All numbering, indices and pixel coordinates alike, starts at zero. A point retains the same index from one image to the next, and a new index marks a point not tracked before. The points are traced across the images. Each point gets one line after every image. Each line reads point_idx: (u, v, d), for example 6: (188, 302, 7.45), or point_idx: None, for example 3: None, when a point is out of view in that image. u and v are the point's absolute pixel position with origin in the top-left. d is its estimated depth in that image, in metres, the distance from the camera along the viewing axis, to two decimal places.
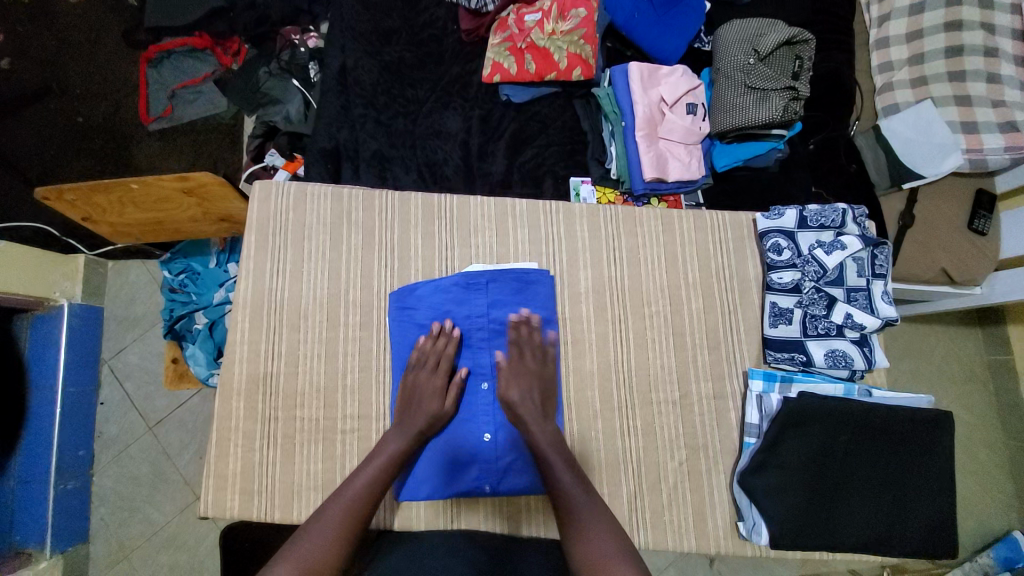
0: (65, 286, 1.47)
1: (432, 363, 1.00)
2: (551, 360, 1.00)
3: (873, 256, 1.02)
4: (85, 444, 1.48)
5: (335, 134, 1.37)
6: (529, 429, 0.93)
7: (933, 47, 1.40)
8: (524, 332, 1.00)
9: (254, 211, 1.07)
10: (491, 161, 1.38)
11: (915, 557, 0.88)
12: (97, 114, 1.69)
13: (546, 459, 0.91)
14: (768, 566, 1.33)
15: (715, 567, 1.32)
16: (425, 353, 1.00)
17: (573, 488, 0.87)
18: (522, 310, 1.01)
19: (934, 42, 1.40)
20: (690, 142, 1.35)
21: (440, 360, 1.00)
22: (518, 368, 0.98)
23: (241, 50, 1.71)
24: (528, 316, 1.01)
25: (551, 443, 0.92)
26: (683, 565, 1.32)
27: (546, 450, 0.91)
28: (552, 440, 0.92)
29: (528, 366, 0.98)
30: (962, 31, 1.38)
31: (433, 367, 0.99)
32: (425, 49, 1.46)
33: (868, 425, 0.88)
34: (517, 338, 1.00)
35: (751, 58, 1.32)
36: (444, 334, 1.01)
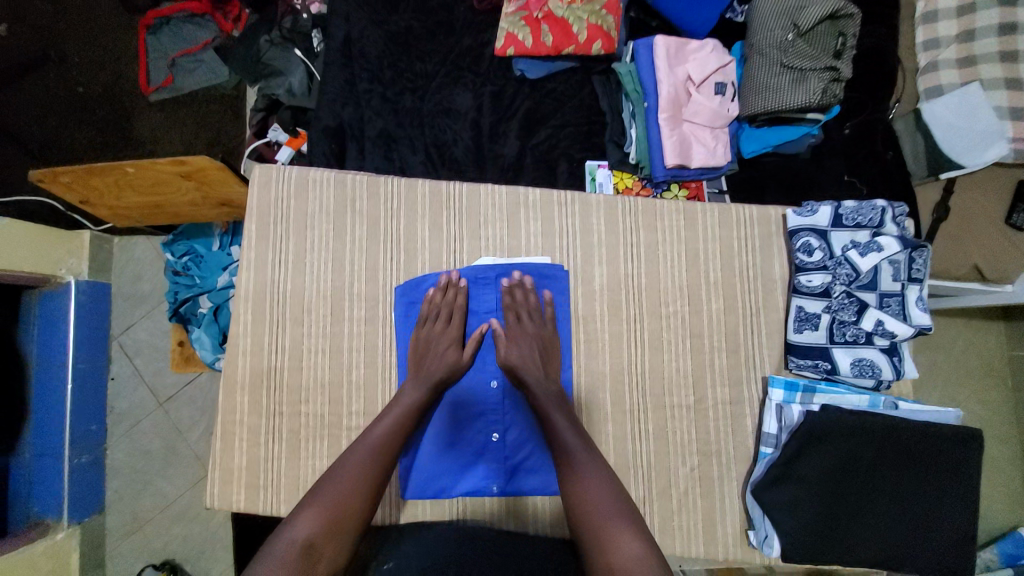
0: (71, 263, 1.46)
1: (443, 318, 0.98)
2: (551, 322, 0.98)
3: (910, 260, 0.94)
4: (97, 419, 1.50)
5: (339, 111, 1.29)
6: (530, 388, 0.91)
7: (986, 23, 1.25)
8: (519, 296, 0.98)
9: (253, 199, 1.02)
10: (503, 143, 1.30)
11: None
12: (96, 82, 1.62)
13: (548, 416, 0.89)
14: None
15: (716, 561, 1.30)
16: (434, 308, 0.98)
17: (573, 443, 0.86)
18: (514, 273, 1.00)
19: (987, 18, 1.25)
20: (717, 125, 1.25)
21: (446, 310, 0.98)
22: (517, 332, 0.96)
23: (241, 16, 1.62)
24: (521, 279, 0.99)
25: (552, 400, 0.91)
26: None
27: (549, 405, 0.90)
28: (554, 397, 0.91)
29: (528, 329, 0.97)
30: (1019, 6, 1.23)
31: (445, 321, 0.98)
32: (435, 17, 1.35)
33: (896, 441, 0.84)
34: (512, 302, 0.98)
35: (789, 34, 1.20)
36: (452, 285, 0.99)
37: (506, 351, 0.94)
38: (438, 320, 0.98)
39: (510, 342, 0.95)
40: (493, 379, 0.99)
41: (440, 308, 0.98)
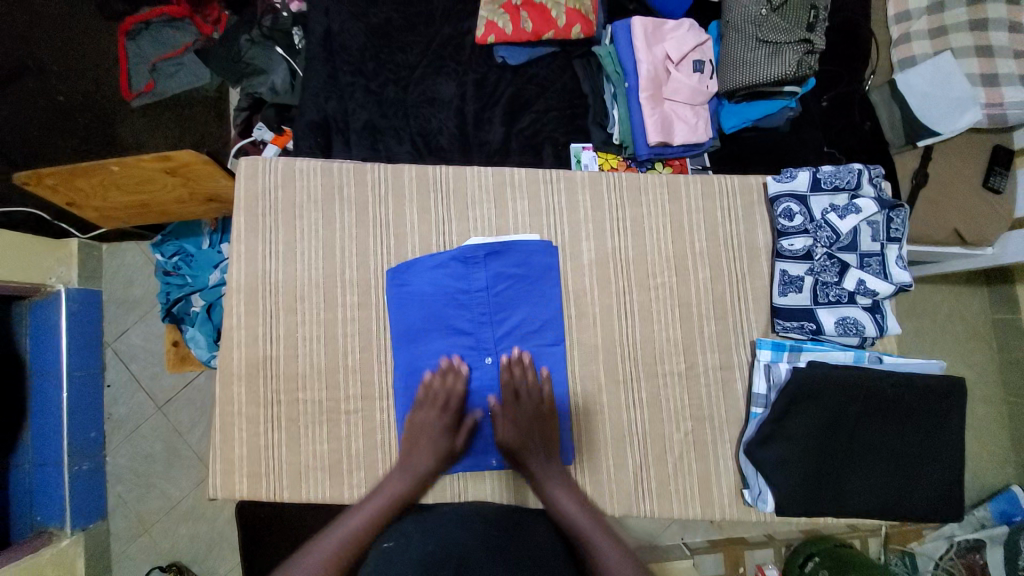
0: (61, 271, 1.44)
1: (440, 403, 0.96)
2: (548, 400, 0.96)
3: (888, 219, 0.97)
4: (95, 426, 1.49)
5: (323, 105, 1.30)
6: (533, 472, 0.92)
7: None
8: (517, 372, 0.96)
9: (241, 189, 1.03)
10: (489, 129, 1.32)
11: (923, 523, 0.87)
12: (78, 89, 1.61)
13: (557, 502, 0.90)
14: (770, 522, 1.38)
15: (716, 525, 1.38)
16: (433, 394, 0.96)
17: (590, 527, 0.86)
18: (514, 350, 0.98)
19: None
20: (697, 102, 1.27)
21: (442, 397, 0.96)
22: (513, 412, 0.94)
23: (221, 17, 1.62)
24: (520, 355, 0.97)
25: (562, 485, 0.92)
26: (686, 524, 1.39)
27: (557, 488, 0.91)
28: (562, 481, 0.92)
29: (525, 409, 0.95)
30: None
31: (440, 408, 0.95)
32: (415, 8, 1.36)
33: (880, 393, 0.85)
34: (509, 380, 0.96)
35: (763, 9, 1.22)
36: (452, 370, 0.98)
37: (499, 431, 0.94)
38: (432, 405, 0.96)
39: (509, 421, 0.94)
40: (487, 357, 0.99)
41: (435, 392, 0.96)
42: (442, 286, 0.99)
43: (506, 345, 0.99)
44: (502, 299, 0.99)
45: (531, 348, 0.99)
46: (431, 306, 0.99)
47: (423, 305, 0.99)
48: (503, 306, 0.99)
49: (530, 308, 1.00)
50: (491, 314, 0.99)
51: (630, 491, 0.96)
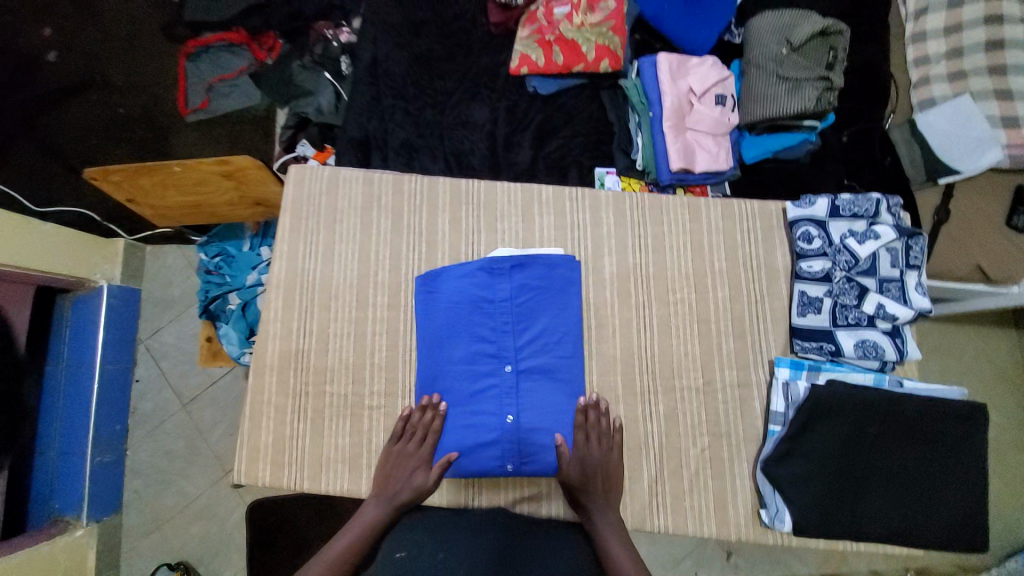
0: (105, 269, 1.54)
1: (418, 436, 0.97)
2: (616, 449, 0.96)
3: (907, 247, 1.01)
4: (121, 419, 1.55)
5: (365, 124, 1.40)
6: (592, 518, 0.92)
7: (973, 41, 1.33)
8: (593, 417, 0.96)
9: (288, 194, 1.11)
10: (518, 152, 1.39)
11: (939, 548, 0.89)
12: (136, 104, 1.77)
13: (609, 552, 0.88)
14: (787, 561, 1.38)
15: (732, 560, 1.38)
16: (412, 427, 0.98)
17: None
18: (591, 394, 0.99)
19: (974, 36, 1.33)
20: (718, 133, 1.33)
21: (419, 430, 0.97)
22: (585, 456, 0.94)
23: (275, 45, 1.77)
24: (597, 401, 0.98)
25: (616, 535, 0.90)
26: (700, 557, 1.38)
27: (611, 540, 0.89)
28: (617, 532, 0.91)
29: (594, 455, 0.94)
30: (1004, 26, 1.32)
31: (417, 442, 0.96)
32: (454, 41, 1.47)
33: (897, 418, 0.89)
34: (584, 423, 0.96)
35: (783, 49, 1.30)
36: (431, 407, 0.98)
37: (568, 474, 0.92)
38: (409, 438, 0.97)
39: (575, 461, 0.94)
40: (507, 364, 0.98)
41: (413, 425, 0.98)
42: (469, 295, 1.01)
43: (527, 353, 0.99)
44: (526, 309, 1.01)
45: (552, 358, 0.99)
46: (457, 311, 1.01)
47: (449, 310, 1.01)
48: (525, 315, 1.00)
49: (552, 318, 1.01)
50: (514, 323, 1.00)
51: (644, 504, 0.96)
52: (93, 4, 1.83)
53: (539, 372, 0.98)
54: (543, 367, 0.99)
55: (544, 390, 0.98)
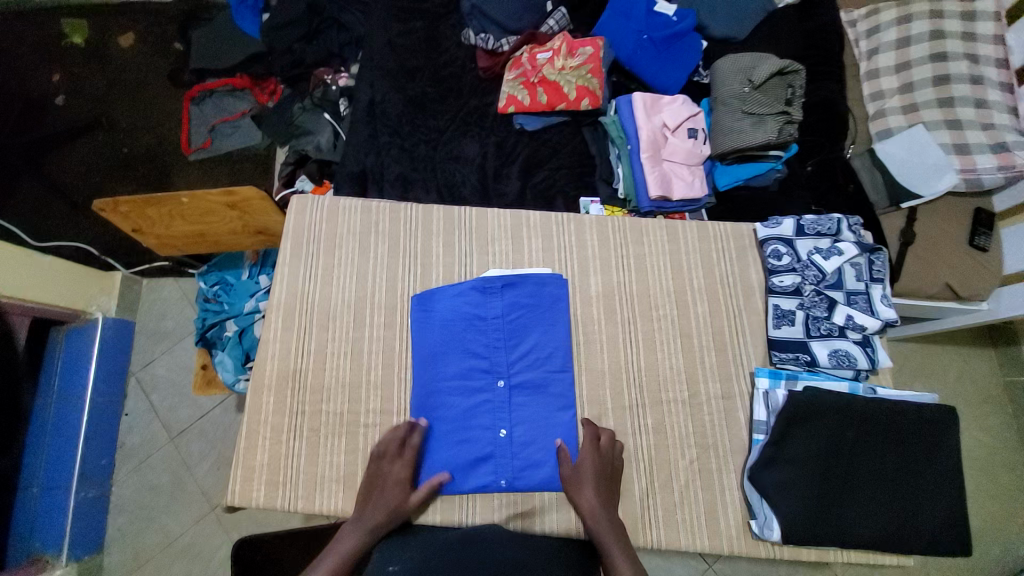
0: (102, 300, 1.57)
1: (394, 452, 0.98)
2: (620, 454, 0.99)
3: (870, 261, 1.08)
4: (107, 454, 1.52)
5: (363, 159, 1.49)
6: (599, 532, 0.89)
7: (922, 76, 1.46)
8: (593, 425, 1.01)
9: (290, 222, 1.17)
10: (506, 183, 1.48)
11: (924, 553, 0.91)
12: (139, 144, 1.85)
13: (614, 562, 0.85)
14: None
15: None
16: (387, 442, 0.98)
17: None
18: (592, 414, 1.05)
19: (922, 72, 1.46)
20: (692, 163, 1.44)
21: (394, 445, 0.98)
22: (594, 455, 0.96)
23: (276, 90, 1.86)
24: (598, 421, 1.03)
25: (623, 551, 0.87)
26: None
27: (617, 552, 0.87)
28: (624, 547, 0.88)
29: (600, 456, 0.96)
30: (948, 62, 1.44)
31: (393, 458, 0.97)
32: (445, 85, 1.59)
33: (874, 421, 0.93)
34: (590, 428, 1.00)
35: (746, 87, 1.43)
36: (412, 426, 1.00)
37: (574, 475, 0.95)
38: (385, 453, 0.98)
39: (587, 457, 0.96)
40: (499, 379, 1.03)
41: (390, 441, 0.98)
42: (461, 313, 1.06)
43: (518, 366, 1.03)
44: (517, 325, 1.06)
45: (544, 372, 1.03)
46: (451, 329, 1.05)
47: (443, 329, 1.05)
48: (516, 332, 1.05)
49: (542, 334, 1.06)
50: (505, 339, 1.05)
51: (636, 517, 0.97)
52: (105, 55, 1.96)
53: (531, 385, 1.03)
54: (535, 381, 1.03)
55: (537, 401, 1.02)
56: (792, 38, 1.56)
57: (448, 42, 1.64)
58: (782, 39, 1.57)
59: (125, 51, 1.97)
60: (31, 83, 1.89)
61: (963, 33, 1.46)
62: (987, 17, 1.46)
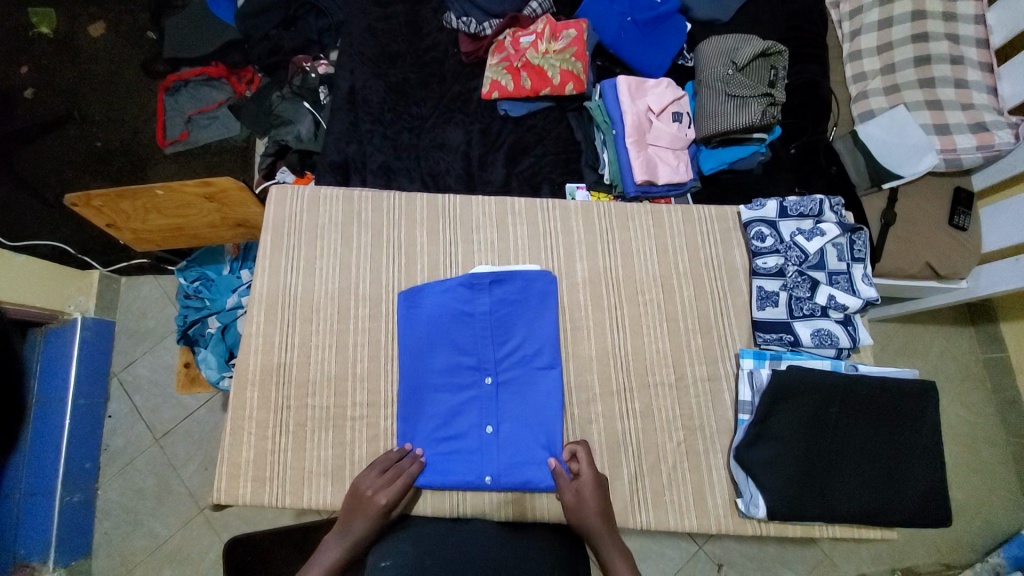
0: (80, 300, 1.52)
1: (387, 477, 0.93)
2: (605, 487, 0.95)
3: (851, 242, 1.10)
4: (91, 457, 1.49)
5: (344, 148, 1.45)
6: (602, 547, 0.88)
7: (903, 57, 1.46)
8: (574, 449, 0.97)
9: (270, 213, 1.15)
10: (491, 171, 1.45)
11: (908, 525, 0.94)
12: (113, 137, 1.80)
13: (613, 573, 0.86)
14: (776, 569, 1.42)
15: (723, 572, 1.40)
16: (381, 464, 0.95)
17: None
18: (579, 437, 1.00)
19: (904, 53, 1.46)
20: (677, 147, 1.43)
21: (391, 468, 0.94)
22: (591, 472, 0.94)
23: (254, 79, 1.82)
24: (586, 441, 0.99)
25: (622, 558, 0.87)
26: (691, 570, 1.40)
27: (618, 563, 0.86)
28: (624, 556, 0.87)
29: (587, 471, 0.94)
30: (929, 42, 1.44)
31: (385, 480, 0.93)
32: (428, 70, 1.56)
33: (856, 397, 0.95)
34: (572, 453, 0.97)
35: (729, 70, 1.42)
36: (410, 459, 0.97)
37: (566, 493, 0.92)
38: (379, 473, 0.94)
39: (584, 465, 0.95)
40: (487, 376, 1.02)
41: (389, 462, 0.96)
42: (449, 309, 1.05)
43: (505, 364, 1.03)
44: (505, 322, 1.04)
45: (531, 369, 1.02)
46: (439, 325, 1.04)
47: (430, 324, 1.04)
48: (503, 329, 1.04)
49: (529, 330, 1.04)
50: (493, 336, 1.03)
51: (625, 501, 0.98)
52: (73, 43, 1.88)
53: (518, 383, 1.02)
54: (522, 379, 1.02)
55: (524, 400, 1.01)
56: (775, 21, 1.56)
57: (429, 26, 1.59)
58: (765, 21, 1.56)
59: (94, 40, 1.89)
60: None
61: (944, 12, 1.46)
62: None
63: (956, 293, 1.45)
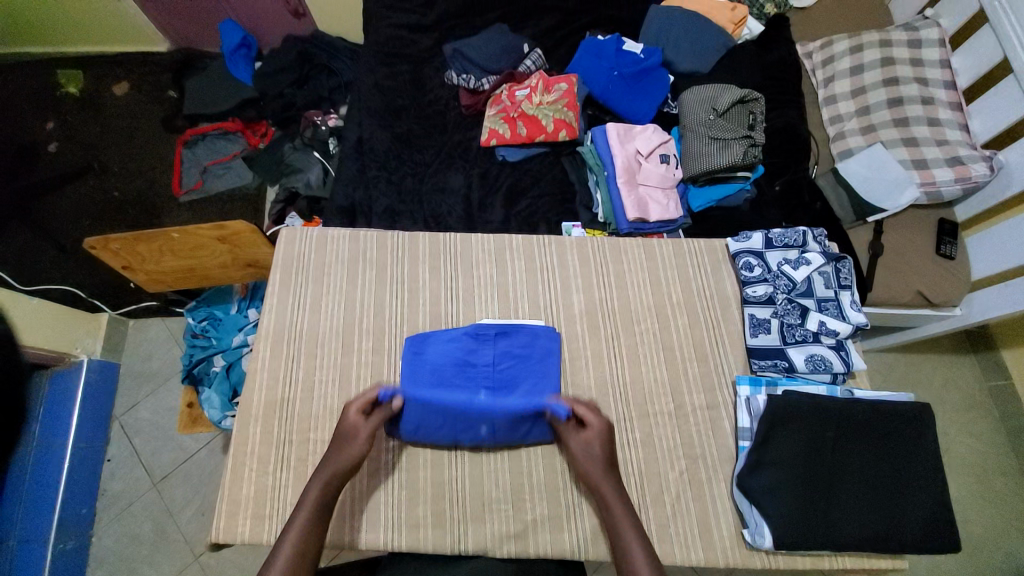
0: (87, 342, 1.55)
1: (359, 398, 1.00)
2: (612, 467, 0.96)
3: (837, 270, 1.14)
4: (88, 501, 1.47)
5: (351, 194, 1.53)
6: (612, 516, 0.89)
7: (877, 100, 1.57)
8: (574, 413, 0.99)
9: (279, 253, 1.21)
10: (491, 212, 1.53)
11: (919, 553, 0.91)
12: (131, 187, 1.90)
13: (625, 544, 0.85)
14: None
15: None
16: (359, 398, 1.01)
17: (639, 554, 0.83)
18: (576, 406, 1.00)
19: (877, 96, 1.57)
20: (666, 187, 1.51)
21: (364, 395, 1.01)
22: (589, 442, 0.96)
23: (268, 132, 1.95)
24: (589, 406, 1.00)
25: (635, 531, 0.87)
26: None
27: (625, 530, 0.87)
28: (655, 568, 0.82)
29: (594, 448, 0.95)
30: (900, 85, 1.56)
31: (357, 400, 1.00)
32: (431, 122, 1.67)
33: (852, 422, 0.96)
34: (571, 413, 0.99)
35: (710, 115, 1.52)
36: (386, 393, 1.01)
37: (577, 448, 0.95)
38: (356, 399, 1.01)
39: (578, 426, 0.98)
40: (483, 427, 1.01)
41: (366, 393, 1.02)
42: (451, 360, 1.06)
43: (502, 411, 1.00)
44: (506, 376, 1.06)
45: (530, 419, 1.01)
46: (440, 376, 1.05)
47: (432, 374, 1.05)
48: (505, 382, 1.05)
49: (532, 386, 1.05)
50: (496, 388, 1.05)
51: None
52: (99, 103, 2.04)
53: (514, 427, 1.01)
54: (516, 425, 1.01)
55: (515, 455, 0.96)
56: (751, 72, 1.69)
57: (432, 82, 1.72)
58: (742, 72, 1.69)
59: (119, 100, 2.05)
60: (26, 132, 1.95)
61: (911, 60, 1.58)
62: (932, 44, 1.59)
63: (952, 320, 1.47)
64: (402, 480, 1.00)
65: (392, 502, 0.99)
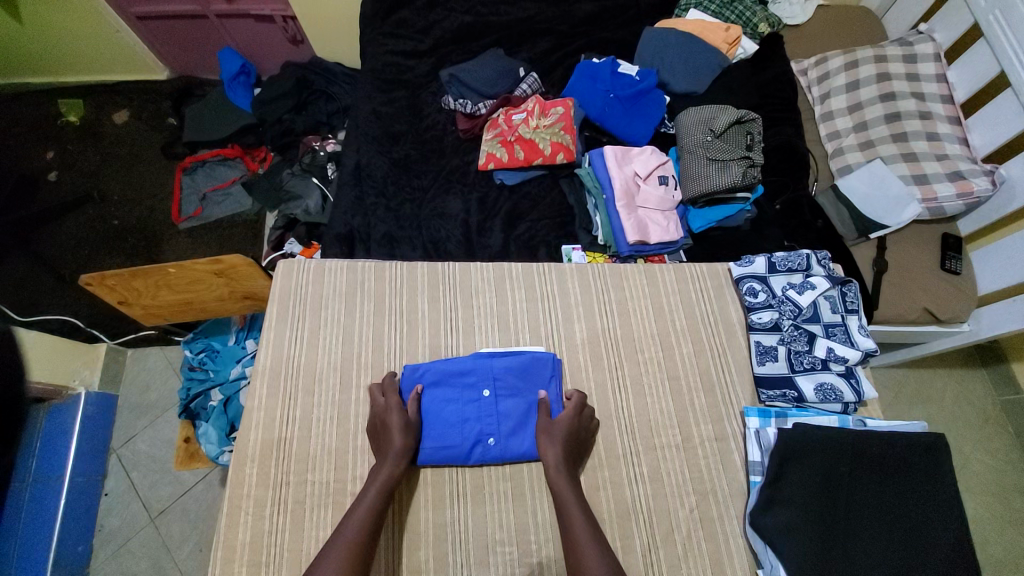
0: (83, 374, 1.53)
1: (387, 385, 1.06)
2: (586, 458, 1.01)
3: (842, 294, 1.12)
4: (85, 538, 1.43)
5: (350, 220, 1.52)
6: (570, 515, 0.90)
7: (874, 116, 1.57)
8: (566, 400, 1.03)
9: (276, 285, 1.19)
10: (490, 235, 1.52)
11: None
12: (131, 215, 1.90)
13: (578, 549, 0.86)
14: None
15: None
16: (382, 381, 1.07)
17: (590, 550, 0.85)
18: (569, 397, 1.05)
19: (874, 112, 1.57)
20: (666, 208, 1.50)
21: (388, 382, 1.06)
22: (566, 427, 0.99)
23: (266, 156, 1.95)
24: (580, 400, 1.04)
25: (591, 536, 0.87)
26: None
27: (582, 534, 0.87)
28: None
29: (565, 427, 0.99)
30: (897, 101, 1.56)
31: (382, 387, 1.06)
32: (428, 146, 1.66)
33: (867, 458, 0.93)
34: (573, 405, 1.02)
35: (708, 136, 1.52)
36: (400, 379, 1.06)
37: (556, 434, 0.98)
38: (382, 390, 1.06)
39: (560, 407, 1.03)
40: (489, 438, 1.01)
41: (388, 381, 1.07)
42: (452, 375, 1.06)
43: (504, 413, 1.03)
44: (514, 389, 1.05)
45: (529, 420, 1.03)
46: (443, 388, 1.05)
47: (439, 382, 1.06)
48: (514, 393, 1.05)
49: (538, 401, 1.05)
50: (508, 397, 1.04)
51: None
52: (100, 130, 2.05)
53: (512, 424, 1.02)
54: (513, 421, 1.03)
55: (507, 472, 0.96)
56: (747, 91, 1.69)
57: (429, 107, 1.72)
58: (738, 92, 1.69)
59: (118, 127, 2.06)
60: (27, 162, 1.96)
61: (907, 76, 1.59)
62: (928, 59, 1.59)
63: (961, 337, 1.45)
64: (401, 525, 0.97)
65: (392, 547, 0.95)
